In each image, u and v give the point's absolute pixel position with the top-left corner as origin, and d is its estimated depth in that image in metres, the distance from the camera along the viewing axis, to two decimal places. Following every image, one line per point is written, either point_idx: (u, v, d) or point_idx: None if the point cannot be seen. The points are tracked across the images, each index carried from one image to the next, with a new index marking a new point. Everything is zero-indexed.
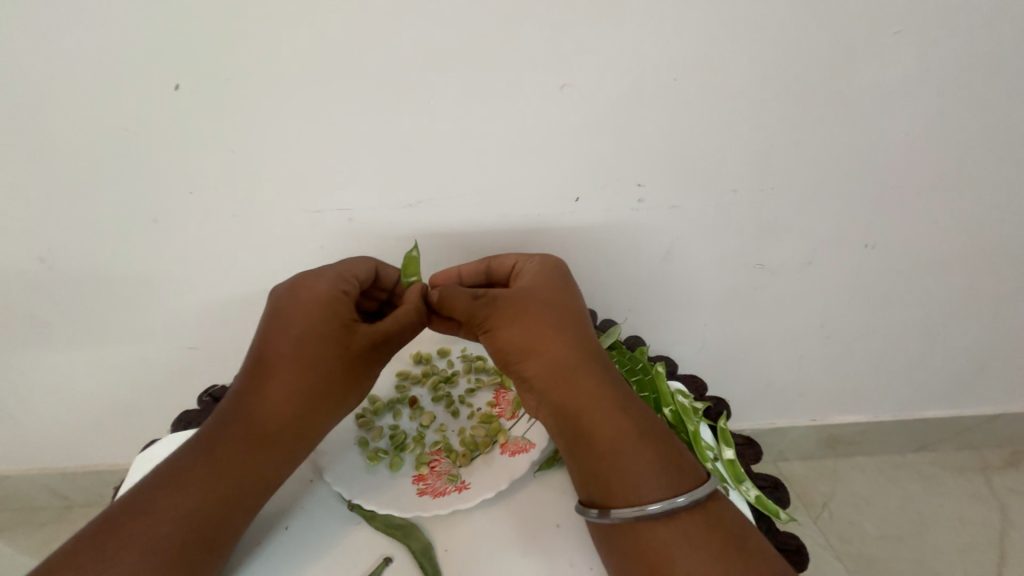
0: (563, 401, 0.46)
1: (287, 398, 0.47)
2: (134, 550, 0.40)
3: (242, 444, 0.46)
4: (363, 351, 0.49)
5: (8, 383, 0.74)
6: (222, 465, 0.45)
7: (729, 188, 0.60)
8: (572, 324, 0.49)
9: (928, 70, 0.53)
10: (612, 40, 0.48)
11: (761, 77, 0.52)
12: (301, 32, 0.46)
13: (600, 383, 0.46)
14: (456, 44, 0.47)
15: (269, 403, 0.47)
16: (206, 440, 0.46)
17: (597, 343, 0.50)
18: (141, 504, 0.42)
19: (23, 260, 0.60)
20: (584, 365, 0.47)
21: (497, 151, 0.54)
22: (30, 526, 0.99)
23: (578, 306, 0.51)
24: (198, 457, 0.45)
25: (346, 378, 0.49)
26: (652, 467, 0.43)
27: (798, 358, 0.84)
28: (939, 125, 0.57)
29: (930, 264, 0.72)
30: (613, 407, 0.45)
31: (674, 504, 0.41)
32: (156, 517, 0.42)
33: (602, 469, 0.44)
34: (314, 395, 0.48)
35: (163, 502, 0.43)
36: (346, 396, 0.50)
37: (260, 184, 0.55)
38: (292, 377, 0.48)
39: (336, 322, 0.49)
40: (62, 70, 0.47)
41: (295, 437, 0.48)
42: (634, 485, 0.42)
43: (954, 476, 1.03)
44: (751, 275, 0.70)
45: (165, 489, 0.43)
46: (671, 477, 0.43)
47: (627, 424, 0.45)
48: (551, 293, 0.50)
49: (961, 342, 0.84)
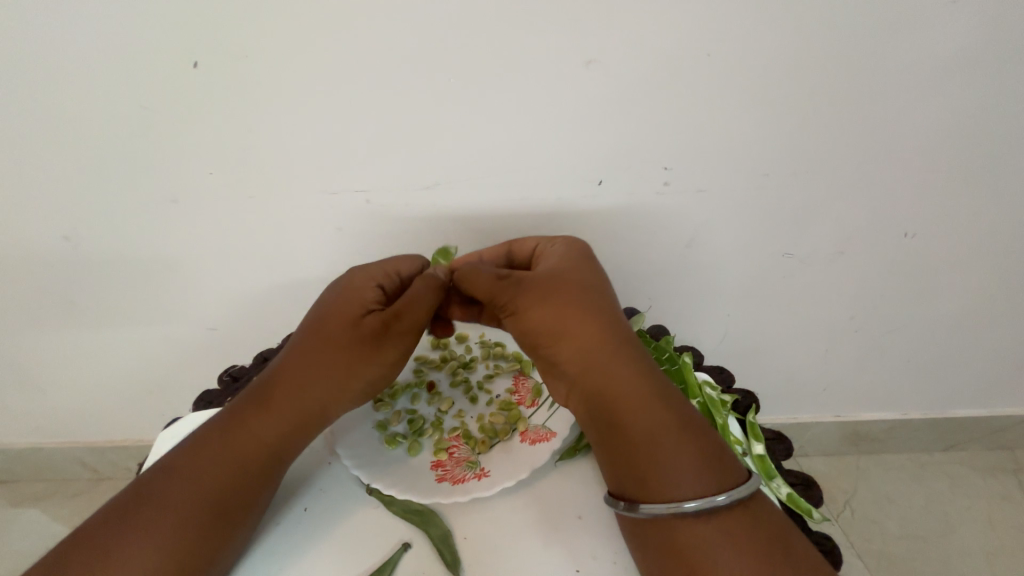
0: (595, 388, 0.45)
1: (309, 380, 0.48)
2: (163, 524, 0.43)
3: (268, 426, 0.47)
4: (373, 335, 0.48)
5: (42, 357, 0.77)
6: (249, 447, 0.47)
7: (761, 172, 0.56)
8: (600, 308, 0.48)
9: (991, 41, 0.48)
10: (643, 11, 0.45)
11: (804, 49, 0.48)
12: (315, 8, 0.44)
13: (629, 372, 0.45)
14: (476, 15, 0.45)
15: (292, 385, 0.49)
16: (233, 420, 0.48)
17: (625, 327, 0.48)
18: (170, 480, 0.45)
19: (52, 239, 0.62)
20: (613, 352, 0.46)
21: (516, 131, 0.52)
22: (66, 492, 1.04)
23: (604, 289, 0.50)
24: (224, 436, 0.47)
25: (358, 362, 0.48)
26: (685, 461, 0.42)
27: (824, 351, 0.81)
28: (998, 103, 0.52)
29: (975, 256, 0.67)
30: (646, 394, 0.44)
31: (713, 502, 0.40)
32: (185, 493, 0.44)
33: (632, 461, 0.43)
34: (332, 378, 0.48)
35: (191, 480, 0.45)
36: (356, 380, 0.49)
37: (275, 166, 0.54)
38: (315, 360, 0.49)
39: (356, 307, 0.50)
40: (81, 47, 0.47)
41: (318, 422, 0.49)
42: (667, 481, 0.41)
43: (986, 477, 0.99)
44: (779, 263, 0.67)
45: (193, 466, 0.45)
46: (706, 474, 0.41)
47: (658, 414, 0.44)
48: (576, 275, 0.49)
49: (1003, 339, 0.79)
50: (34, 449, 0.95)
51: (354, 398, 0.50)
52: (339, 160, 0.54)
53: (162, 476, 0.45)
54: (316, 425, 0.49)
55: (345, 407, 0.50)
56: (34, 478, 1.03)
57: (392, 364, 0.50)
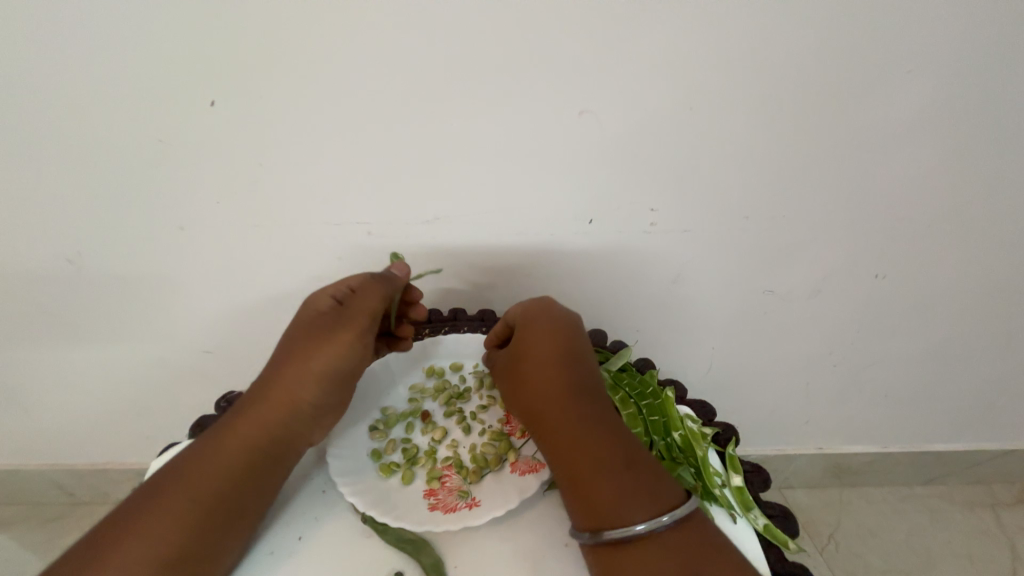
0: (546, 437, 0.48)
1: (281, 375, 0.51)
2: (155, 528, 0.43)
3: (253, 427, 0.49)
4: (326, 323, 0.51)
5: (32, 377, 0.77)
6: (237, 449, 0.48)
7: (741, 215, 0.60)
8: (556, 360, 0.50)
9: (943, 107, 0.53)
10: (631, 70, 0.49)
11: (777, 108, 0.52)
12: (329, 58, 0.48)
13: (573, 415, 0.47)
14: (478, 69, 0.49)
15: (270, 385, 0.51)
16: (224, 423, 0.50)
17: (580, 372, 0.49)
18: (165, 486, 0.46)
19: (55, 261, 0.63)
20: (563, 398, 0.48)
21: (513, 172, 0.55)
22: (39, 518, 1.01)
23: (564, 336, 0.51)
24: (216, 440, 0.48)
25: (316, 345, 0.51)
26: (625, 485, 0.43)
27: (806, 384, 0.83)
28: (952, 161, 0.57)
29: (942, 297, 0.71)
30: (587, 439, 0.46)
31: (659, 523, 0.42)
32: (174, 498, 0.45)
33: (578, 492, 0.45)
34: (298, 369, 0.50)
35: (184, 485, 0.45)
36: (314, 361, 0.50)
37: (281, 198, 0.57)
38: (283, 360, 0.51)
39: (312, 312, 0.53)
40: (103, 85, 0.49)
41: (300, 420, 0.50)
42: (614, 508, 0.43)
43: (965, 511, 1.01)
44: (760, 300, 0.70)
45: (186, 471, 0.46)
46: (651, 495, 0.43)
47: (595, 453, 0.45)
48: (537, 328, 0.51)
49: (972, 377, 0.83)
50: (11, 472, 0.92)
51: (319, 384, 0.50)
52: (344, 194, 0.56)
53: (158, 484, 0.46)
54: (296, 422, 0.50)
55: (314, 396, 0.50)
56: (6, 503, 1.00)
57: (352, 343, 0.51)
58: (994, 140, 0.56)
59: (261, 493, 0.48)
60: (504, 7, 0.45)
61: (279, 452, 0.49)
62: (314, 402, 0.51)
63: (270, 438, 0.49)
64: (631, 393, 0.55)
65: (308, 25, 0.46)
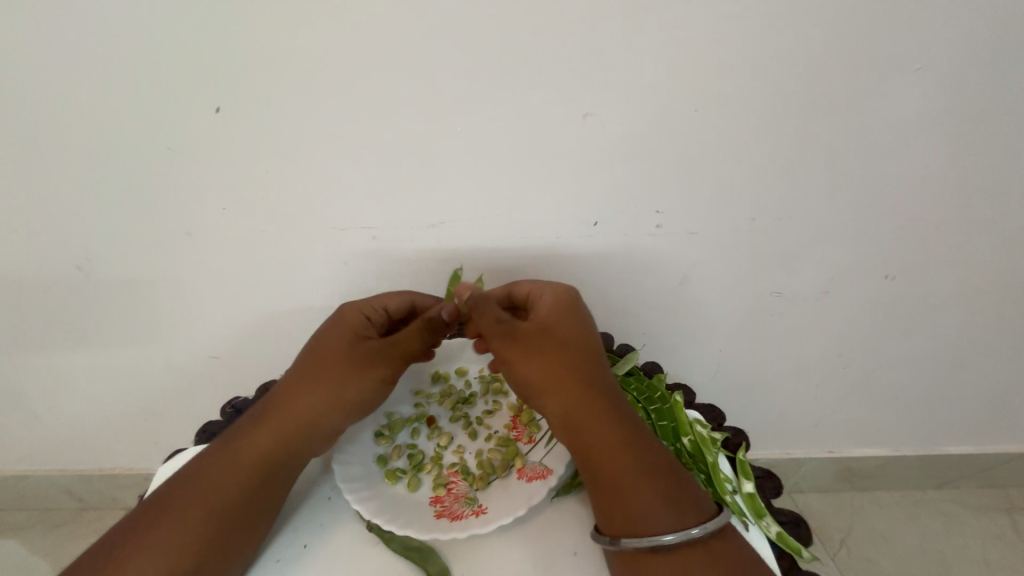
0: (576, 438, 0.47)
1: (308, 395, 0.50)
2: (171, 537, 0.44)
3: (269, 441, 0.49)
4: (365, 355, 0.51)
5: (41, 384, 0.77)
6: (251, 460, 0.48)
7: (747, 217, 0.59)
8: (583, 362, 0.48)
9: (952, 105, 0.52)
10: (634, 72, 0.49)
11: (782, 109, 0.52)
12: (333, 64, 0.48)
13: (603, 419, 0.46)
14: (481, 73, 0.49)
15: (291, 402, 0.50)
16: (237, 433, 0.49)
17: (607, 376, 0.49)
18: (179, 495, 0.46)
19: (64, 268, 0.63)
20: (592, 401, 0.47)
21: (517, 176, 0.55)
22: (48, 523, 1.01)
23: (589, 337, 0.50)
24: (229, 450, 0.48)
25: (354, 379, 0.50)
26: (654, 492, 0.43)
27: (815, 387, 0.82)
28: (962, 160, 0.56)
29: (953, 297, 0.70)
30: (620, 444, 0.45)
31: (688, 535, 0.41)
32: (187, 507, 0.45)
33: (610, 496, 0.44)
34: (329, 395, 0.50)
35: (198, 494, 0.46)
36: (349, 395, 0.50)
37: (286, 203, 0.57)
38: (312, 378, 0.51)
39: (348, 332, 0.52)
40: (110, 94, 0.50)
41: (318, 439, 0.50)
42: (646, 515, 0.43)
43: (981, 516, 0.99)
44: (768, 302, 0.69)
45: (200, 481, 0.47)
46: (678, 505, 0.43)
47: (627, 458, 0.45)
48: (562, 326, 0.50)
49: (986, 378, 0.81)
50: (21, 477, 0.93)
51: (344, 413, 0.51)
52: (348, 199, 0.57)
53: (172, 492, 0.46)
54: (314, 441, 0.50)
55: (337, 422, 0.51)
56: (16, 508, 1.01)
57: (384, 380, 0.51)
58: (1006, 138, 0.55)
59: (273, 502, 0.48)
60: (508, 11, 0.45)
61: (292, 465, 0.50)
62: (335, 427, 0.51)
63: (284, 452, 0.49)
64: (638, 397, 0.55)
65: (312, 32, 0.46)
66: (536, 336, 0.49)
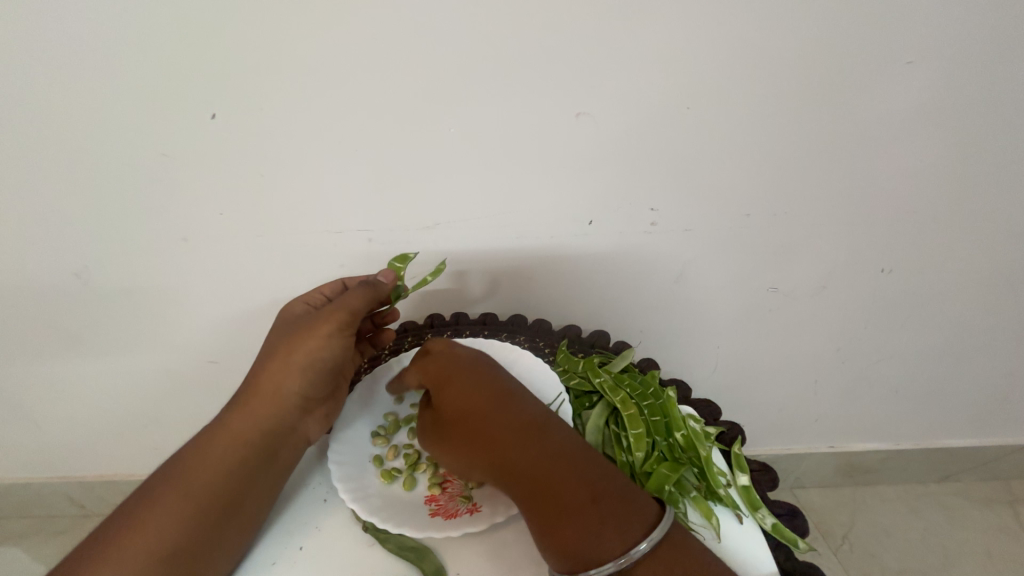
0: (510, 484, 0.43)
1: (267, 370, 0.51)
2: (155, 527, 0.44)
3: (244, 424, 0.49)
4: (308, 321, 0.52)
5: (41, 391, 0.78)
6: (230, 445, 0.49)
7: (741, 212, 0.60)
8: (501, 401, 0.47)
9: (943, 98, 0.53)
10: (625, 71, 0.49)
11: (774, 104, 0.52)
12: (327, 69, 0.48)
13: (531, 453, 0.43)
14: (472, 74, 0.49)
15: (257, 383, 0.51)
16: (217, 423, 0.50)
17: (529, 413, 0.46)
18: (163, 485, 0.46)
19: (62, 276, 0.64)
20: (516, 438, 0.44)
21: (511, 175, 0.55)
22: (50, 531, 1.02)
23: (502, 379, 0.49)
24: (210, 439, 0.49)
25: (297, 339, 0.51)
26: (592, 520, 0.40)
27: (813, 382, 0.82)
28: (954, 153, 0.57)
29: (950, 289, 0.70)
30: (550, 479, 0.42)
31: (633, 554, 0.39)
32: (173, 495, 0.46)
33: (555, 535, 0.41)
34: (283, 363, 0.51)
35: (179, 483, 0.46)
36: (299, 355, 0.50)
37: (282, 207, 0.57)
38: (268, 356, 0.52)
39: (293, 315, 0.54)
40: (105, 101, 0.50)
41: (289, 413, 0.51)
42: (592, 544, 0.39)
43: (982, 509, 0.99)
44: (764, 298, 0.69)
45: (182, 469, 0.47)
46: (618, 525, 0.40)
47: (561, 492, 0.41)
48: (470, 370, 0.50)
49: (984, 370, 0.81)
50: (20, 486, 0.93)
51: (303, 376, 0.51)
52: (343, 201, 0.57)
53: (157, 484, 0.47)
54: (286, 414, 0.51)
55: (298, 386, 0.51)
56: (18, 516, 1.01)
57: (330, 337, 0.51)
58: (998, 130, 0.55)
59: (257, 491, 0.48)
60: (498, 11, 0.46)
61: (270, 447, 0.50)
62: (300, 393, 0.51)
63: (261, 434, 0.49)
64: (631, 393, 0.53)
65: (305, 37, 0.47)
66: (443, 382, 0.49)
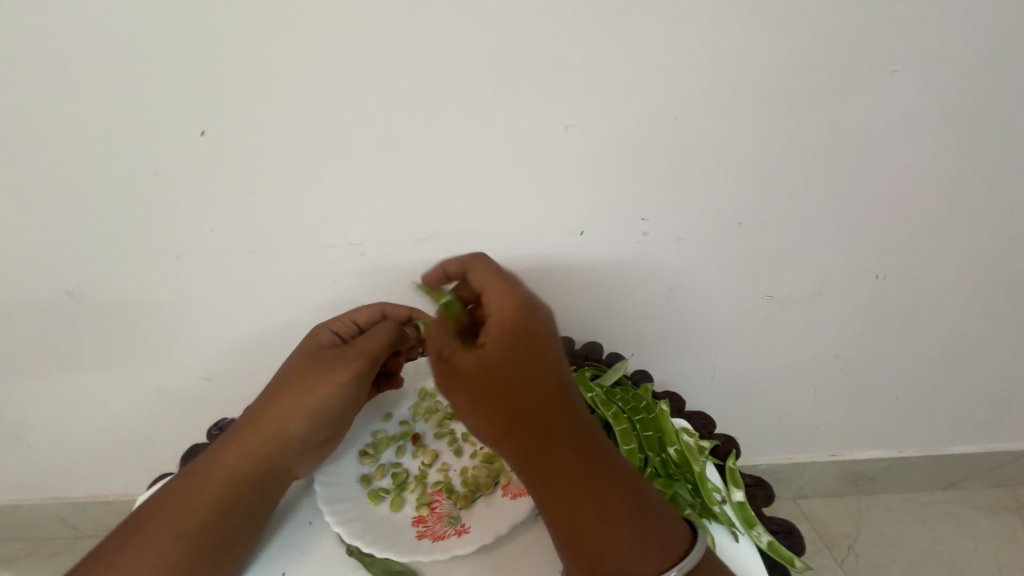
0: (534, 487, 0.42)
1: (274, 407, 0.49)
2: (142, 563, 0.43)
3: (237, 457, 0.48)
4: (326, 360, 0.50)
5: (33, 411, 0.77)
6: (220, 479, 0.47)
7: (733, 221, 0.59)
8: (539, 406, 0.42)
9: (929, 105, 0.53)
10: (611, 83, 0.50)
11: (762, 112, 0.52)
12: (315, 84, 0.49)
13: (561, 464, 0.41)
14: (459, 88, 0.49)
15: (257, 416, 0.50)
16: (209, 452, 0.49)
17: (570, 424, 0.42)
18: (152, 518, 0.46)
19: (54, 294, 0.63)
20: (550, 446, 0.42)
21: (502, 188, 0.55)
22: (43, 553, 1.00)
23: (549, 376, 0.43)
24: (199, 471, 0.48)
25: (309, 380, 0.49)
26: (627, 541, 0.40)
27: (813, 390, 0.81)
28: (944, 158, 0.57)
29: (948, 294, 0.69)
30: (580, 497, 0.41)
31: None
32: (163, 529, 0.45)
33: (576, 548, 0.41)
34: (293, 403, 0.49)
35: (169, 516, 0.46)
36: (307, 399, 0.49)
37: (273, 223, 0.57)
38: (280, 391, 0.50)
39: (315, 344, 0.52)
40: (95, 120, 0.50)
41: (286, 453, 0.49)
42: (617, 567, 0.40)
43: (989, 517, 0.97)
44: (760, 306, 0.68)
45: (173, 500, 0.47)
46: (656, 552, 0.40)
47: (589, 512, 0.41)
48: (512, 367, 0.42)
49: (985, 375, 0.80)
50: (13, 506, 0.92)
51: (308, 420, 0.49)
52: (335, 217, 0.57)
53: (145, 514, 0.46)
54: (284, 455, 0.49)
55: (304, 430, 0.49)
56: (11, 538, 1.00)
57: (344, 385, 0.50)
58: (986, 135, 0.55)
59: (248, 521, 0.48)
60: (484, 25, 0.46)
61: (264, 482, 0.49)
62: (302, 438, 0.50)
63: (253, 467, 0.48)
64: (623, 407, 0.53)
65: (294, 54, 0.47)
66: (475, 377, 0.42)
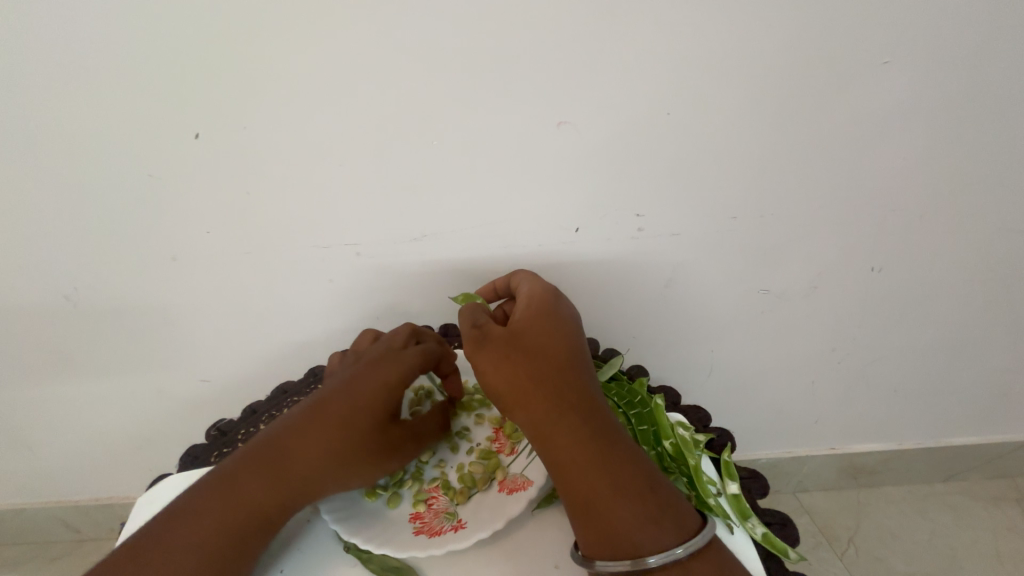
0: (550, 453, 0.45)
1: (326, 445, 0.48)
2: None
3: (268, 478, 0.46)
4: (366, 379, 0.50)
5: (34, 416, 0.77)
6: (247, 498, 0.45)
7: (728, 216, 0.59)
8: (561, 372, 0.47)
9: (921, 97, 0.53)
10: (603, 79, 0.50)
11: (754, 107, 0.52)
12: (308, 85, 0.49)
13: (578, 428, 0.44)
14: (452, 87, 0.49)
15: (287, 436, 0.48)
16: (232, 470, 0.47)
17: (588, 392, 0.47)
18: (167, 537, 0.44)
19: (52, 298, 0.64)
20: (569, 409, 0.45)
21: (497, 186, 0.55)
22: (46, 557, 1.01)
23: (571, 349, 0.49)
24: (221, 488, 0.46)
25: (347, 404, 0.49)
26: (636, 508, 0.42)
27: (810, 383, 0.81)
28: (937, 150, 0.57)
29: (943, 285, 0.69)
30: (595, 461, 0.43)
31: (673, 555, 0.40)
32: (183, 551, 0.43)
33: (587, 514, 0.43)
34: (332, 426, 0.48)
35: (190, 537, 0.43)
36: (351, 424, 0.48)
37: (269, 224, 0.57)
38: (330, 427, 0.48)
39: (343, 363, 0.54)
40: (90, 124, 0.51)
41: (321, 475, 0.47)
42: (627, 533, 0.41)
43: (989, 508, 0.97)
44: (756, 300, 0.69)
45: (193, 520, 0.44)
46: (665, 523, 0.42)
47: (602, 475, 0.43)
48: (539, 336, 0.48)
49: (983, 366, 0.80)
50: (16, 510, 0.93)
51: (346, 445, 0.48)
52: (330, 216, 0.57)
53: (159, 536, 0.44)
54: (319, 477, 0.47)
55: (341, 454, 0.48)
56: (14, 542, 1.00)
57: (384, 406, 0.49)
58: (978, 127, 0.55)
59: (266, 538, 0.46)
60: (476, 24, 0.46)
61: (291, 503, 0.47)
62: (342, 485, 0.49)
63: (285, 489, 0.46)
64: (619, 402, 0.53)
65: (287, 56, 0.47)
66: (506, 342, 0.47)
